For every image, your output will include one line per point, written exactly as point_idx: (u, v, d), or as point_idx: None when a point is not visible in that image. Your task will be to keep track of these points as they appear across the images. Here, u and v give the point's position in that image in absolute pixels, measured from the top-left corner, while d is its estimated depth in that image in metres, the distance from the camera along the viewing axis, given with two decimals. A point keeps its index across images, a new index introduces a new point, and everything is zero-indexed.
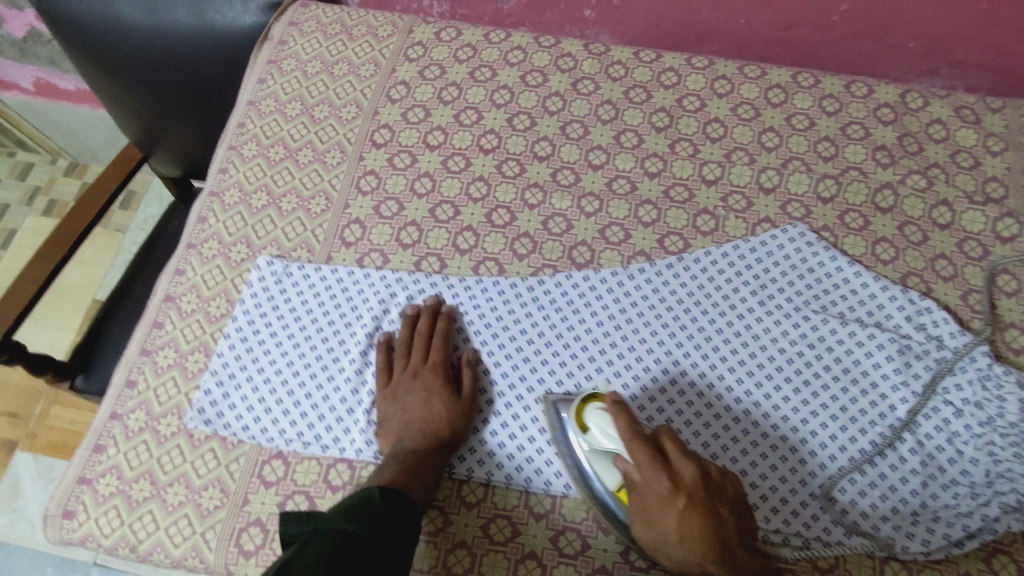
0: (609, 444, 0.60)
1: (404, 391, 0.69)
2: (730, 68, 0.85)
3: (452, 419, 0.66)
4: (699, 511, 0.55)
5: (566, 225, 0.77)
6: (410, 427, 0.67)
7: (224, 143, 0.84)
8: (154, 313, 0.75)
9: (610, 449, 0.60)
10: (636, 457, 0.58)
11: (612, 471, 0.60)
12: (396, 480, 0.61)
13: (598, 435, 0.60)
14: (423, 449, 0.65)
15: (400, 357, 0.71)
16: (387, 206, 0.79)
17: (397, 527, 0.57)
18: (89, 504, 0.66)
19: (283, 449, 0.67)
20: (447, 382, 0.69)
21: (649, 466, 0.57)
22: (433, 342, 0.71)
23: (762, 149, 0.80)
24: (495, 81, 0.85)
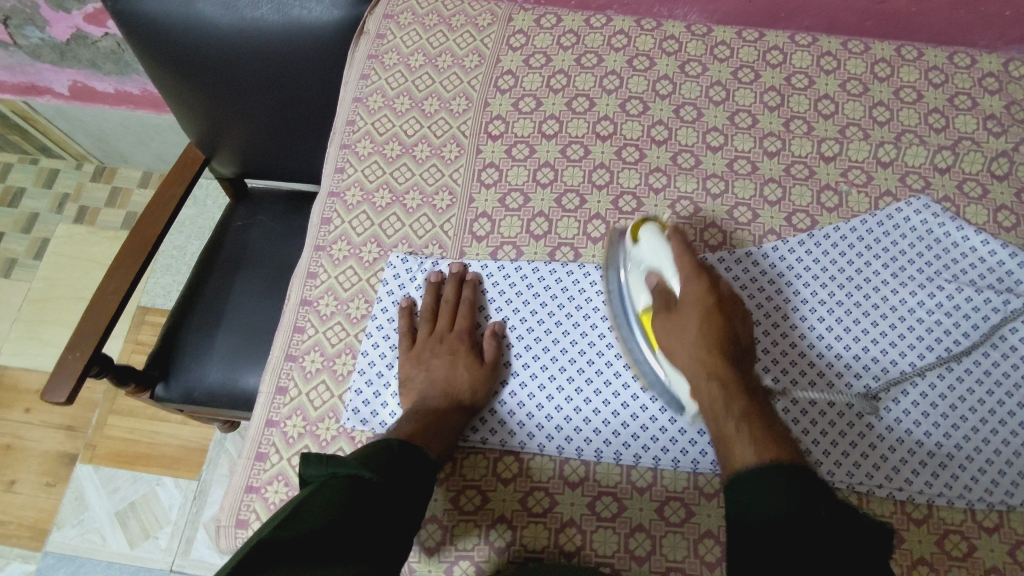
0: (651, 261, 0.66)
1: (429, 353, 0.71)
2: (834, 44, 0.86)
3: (475, 384, 0.68)
4: (722, 315, 0.63)
5: (693, 208, 0.78)
6: (433, 388, 0.68)
7: (335, 141, 0.83)
8: (293, 318, 0.74)
9: (651, 264, 0.66)
10: (679, 268, 0.64)
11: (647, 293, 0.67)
12: (415, 436, 0.63)
13: (644, 248, 0.67)
14: (442, 408, 0.67)
15: (425, 322, 0.72)
16: (513, 198, 0.79)
17: (412, 472, 0.60)
18: (261, 511, 0.66)
19: (348, 419, 0.69)
20: (472, 347, 0.71)
21: (687, 274, 0.64)
22: (460, 310, 0.73)
23: (874, 123, 0.81)
24: (603, 67, 0.85)
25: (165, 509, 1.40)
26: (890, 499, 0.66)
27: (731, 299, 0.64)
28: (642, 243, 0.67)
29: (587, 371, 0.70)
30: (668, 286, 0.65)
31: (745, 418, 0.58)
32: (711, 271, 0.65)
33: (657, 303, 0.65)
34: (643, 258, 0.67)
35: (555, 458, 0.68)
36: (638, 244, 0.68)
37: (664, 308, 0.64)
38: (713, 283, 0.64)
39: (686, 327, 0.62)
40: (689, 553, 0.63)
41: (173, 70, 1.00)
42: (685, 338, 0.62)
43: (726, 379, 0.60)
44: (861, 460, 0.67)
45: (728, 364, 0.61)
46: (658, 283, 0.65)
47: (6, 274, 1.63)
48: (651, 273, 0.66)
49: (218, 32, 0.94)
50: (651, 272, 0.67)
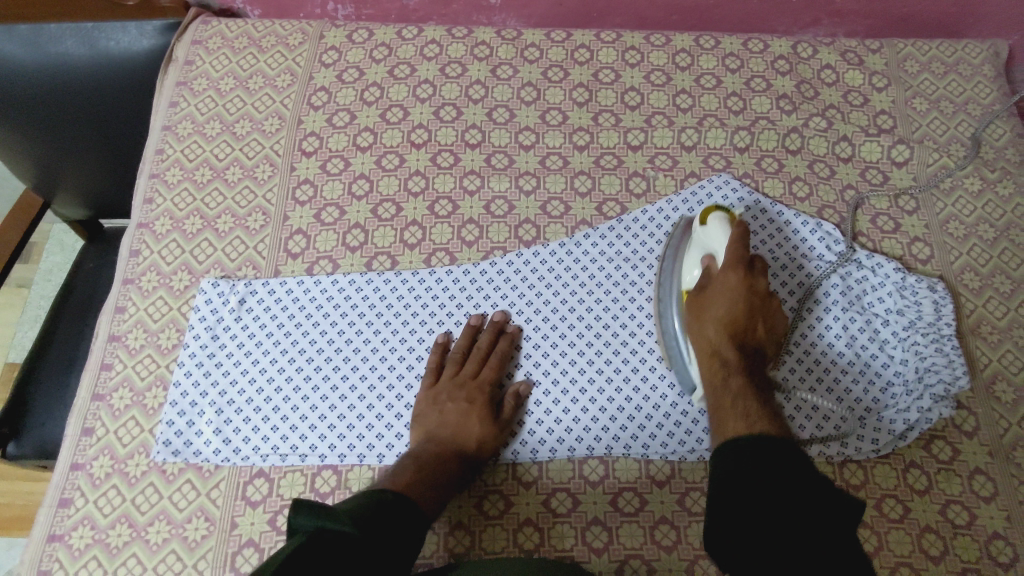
0: (709, 246, 0.70)
1: (445, 397, 0.68)
2: (637, 39, 0.89)
3: (486, 436, 0.66)
4: (750, 317, 0.66)
5: (508, 206, 0.79)
6: (443, 433, 0.66)
7: (144, 171, 0.81)
8: (100, 355, 0.71)
9: (708, 245, 0.70)
10: (729, 253, 0.67)
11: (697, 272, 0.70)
12: (411, 488, 0.60)
13: (708, 233, 0.70)
14: (445, 455, 0.64)
15: (453, 365, 0.70)
16: (329, 212, 0.78)
17: (405, 528, 0.56)
18: (65, 560, 0.63)
19: (163, 454, 0.67)
20: (490, 402, 0.68)
21: (730, 262, 0.67)
22: (490, 360, 0.71)
23: (677, 111, 0.85)
24: (415, 77, 0.86)
25: None
26: (703, 463, 0.67)
27: (766, 297, 0.67)
28: (708, 229, 0.70)
29: (406, 377, 0.71)
30: (713, 267, 0.69)
31: (743, 392, 0.61)
32: (758, 268, 0.68)
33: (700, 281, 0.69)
34: (703, 237, 0.70)
35: (374, 466, 0.67)
36: (706, 226, 0.70)
37: (697, 295, 0.68)
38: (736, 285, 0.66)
39: (709, 310, 0.67)
40: (508, 543, 0.64)
41: None
42: (705, 333, 0.66)
43: (731, 362, 0.64)
44: (675, 430, 0.69)
45: (738, 352, 0.65)
46: (708, 266, 0.69)
47: None
48: (705, 254, 0.70)
49: (23, 70, 0.91)
50: (706, 253, 0.70)
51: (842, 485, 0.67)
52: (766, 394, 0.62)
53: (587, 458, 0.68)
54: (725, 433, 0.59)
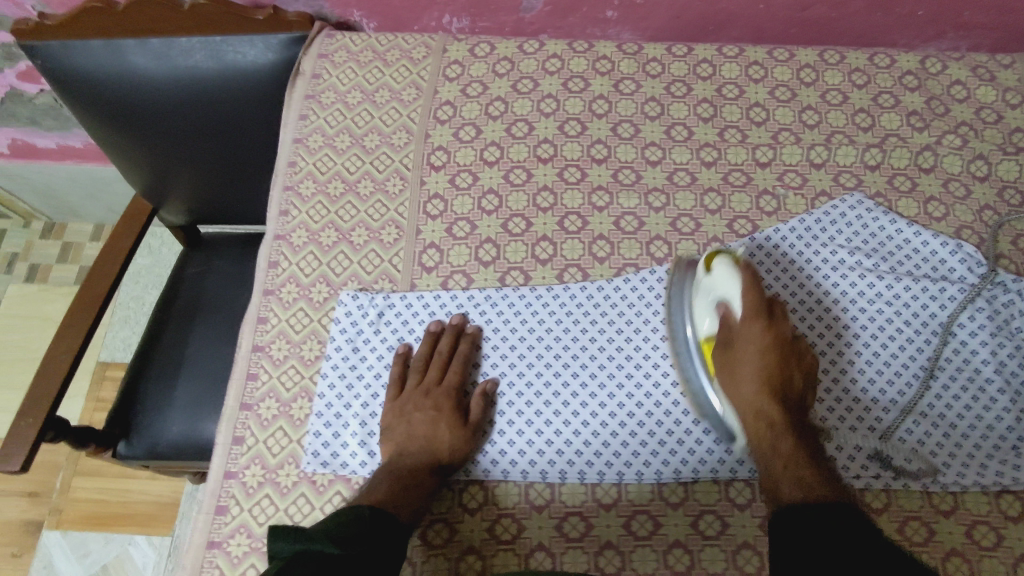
0: (719, 292, 0.67)
1: (412, 406, 0.69)
2: (760, 53, 0.88)
3: (455, 442, 0.67)
4: (779, 356, 0.65)
5: (638, 223, 0.79)
6: (411, 443, 0.68)
7: (277, 184, 0.82)
8: (245, 364, 0.73)
9: (720, 295, 0.66)
10: (745, 301, 0.64)
11: (711, 321, 0.68)
12: (386, 501, 0.63)
13: (715, 279, 0.67)
14: (419, 466, 0.66)
15: (415, 373, 0.71)
16: (460, 227, 0.79)
17: (386, 542, 0.60)
18: (225, 567, 0.65)
19: (312, 465, 0.68)
20: (458, 406, 0.70)
21: (751, 314, 0.64)
22: (452, 364, 0.72)
23: (805, 127, 0.84)
24: (539, 91, 0.86)
25: (141, 568, 1.39)
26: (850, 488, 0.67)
27: (792, 340, 0.66)
28: (714, 274, 0.67)
29: (545, 394, 0.71)
30: (732, 317, 0.66)
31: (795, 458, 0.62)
32: (777, 309, 0.66)
33: (719, 336, 0.67)
34: (714, 284, 0.67)
35: (521, 483, 0.68)
36: (712, 273, 0.67)
37: (722, 346, 0.66)
38: (764, 333, 0.65)
39: (740, 362, 0.65)
40: (659, 565, 0.64)
41: (109, 124, 0.99)
42: (743, 389, 0.65)
43: (777, 422, 0.64)
44: None
45: (778, 405, 0.65)
46: (724, 313, 0.66)
47: None
48: (718, 303, 0.67)
49: (151, 82, 0.93)
50: (721, 302, 0.67)
51: (999, 516, 0.66)
52: (816, 453, 0.63)
53: (731, 481, 0.68)
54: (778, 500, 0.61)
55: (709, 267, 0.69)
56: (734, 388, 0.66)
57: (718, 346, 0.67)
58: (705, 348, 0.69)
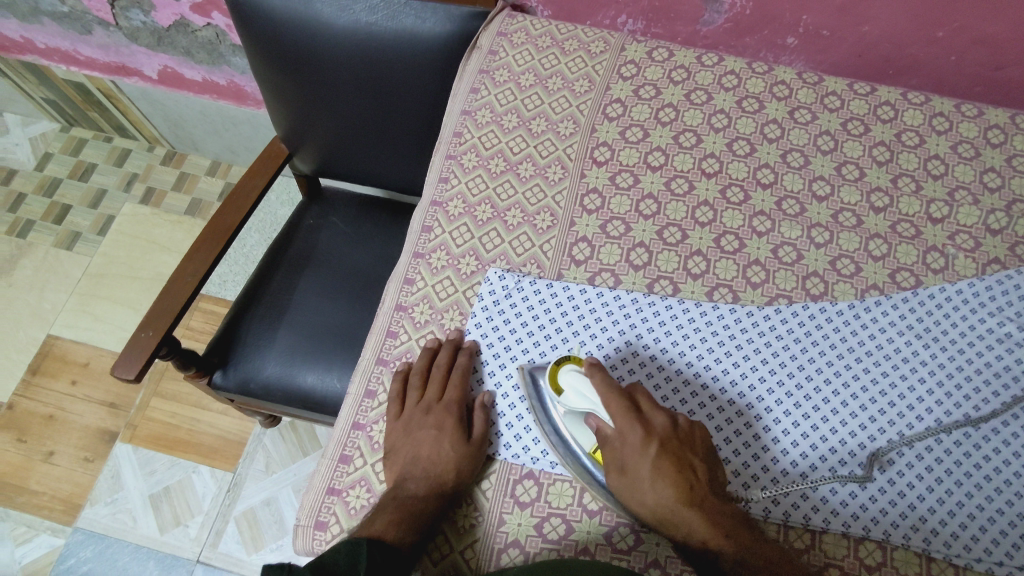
0: (584, 405, 0.63)
1: (415, 426, 0.67)
2: (947, 105, 0.86)
3: (459, 460, 0.64)
4: (670, 455, 0.60)
5: (797, 255, 0.77)
6: (416, 464, 0.65)
7: (441, 151, 0.85)
8: (387, 322, 0.75)
9: (585, 408, 0.64)
10: (611, 411, 0.62)
11: (589, 434, 0.65)
12: (390, 532, 0.60)
13: (571, 396, 0.63)
14: (422, 489, 0.63)
15: (415, 389, 0.69)
16: (614, 226, 0.78)
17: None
18: (342, 515, 0.65)
19: None
20: (460, 423, 0.67)
21: (619, 416, 0.61)
22: (452, 378, 0.69)
23: (985, 189, 0.80)
24: (711, 105, 0.86)
25: (199, 498, 1.42)
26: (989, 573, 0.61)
27: (672, 430, 0.62)
28: (566, 390, 0.64)
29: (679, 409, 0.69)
30: (605, 427, 0.63)
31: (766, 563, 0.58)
32: (641, 400, 0.64)
33: (603, 452, 0.62)
34: (574, 405, 0.64)
35: None
36: (562, 390, 0.64)
37: (615, 465, 0.61)
38: (650, 431, 0.61)
39: (640, 480, 0.60)
40: None
41: (271, 63, 1.00)
42: (643, 492, 0.60)
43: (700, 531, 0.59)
44: (958, 530, 0.62)
45: (695, 512, 0.59)
46: (597, 425, 0.63)
47: (69, 246, 1.69)
48: (588, 417, 0.64)
49: (327, 32, 0.94)
50: (590, 414, 0.64)
51: None
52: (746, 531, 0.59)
53: (862, 539, 0.63)
54: None
55: (557, 383, 0.65)
56: (636, 494, 0.60)
57: (607, 465, 0.62)
58: (597, 455, 0.64)
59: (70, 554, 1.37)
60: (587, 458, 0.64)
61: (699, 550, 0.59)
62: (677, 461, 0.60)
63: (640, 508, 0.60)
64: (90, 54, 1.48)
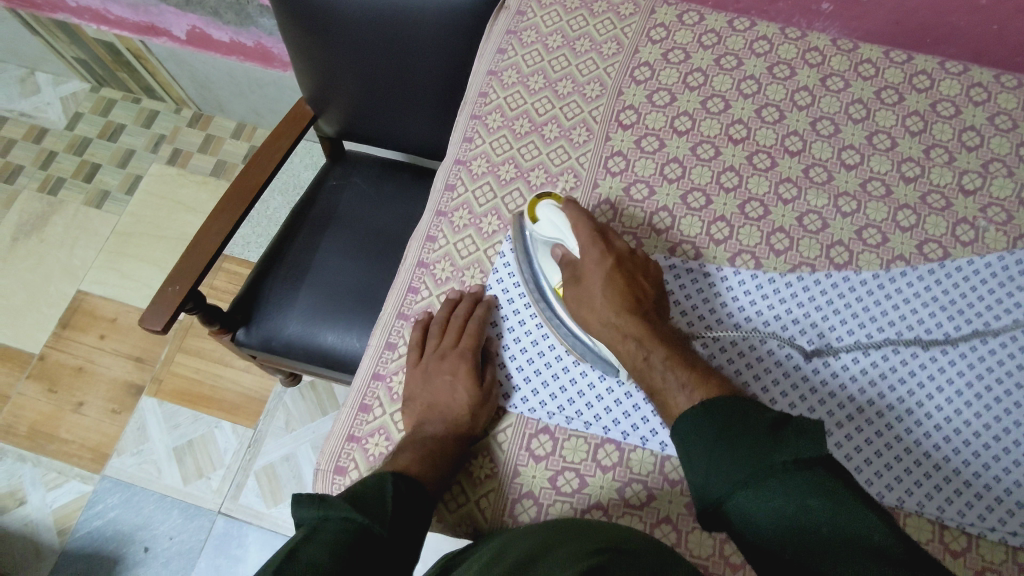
0: (553, 234, 0.71)
1: (432, 372, 0.69)
2: (986, 75, 0.83)
3: (475, 406, 0.65)
4: (625, 275, 0.67)
5: (822, 223, 0.76)
6: (433, 411, 0.67)
7: (466, 111, 0.85)
8: (408, 278, 0.76)
9: (555, 237, 0.71)
10: (578, 238, 0.69)
11: (557, 267, 0.71)
12: (410, 469, 0.61)
13: (545, 225, 0.71)
14: (440, 435, 0.64)
15: (433, 337, 0.70)
16: (638, 189, 0.78)
17: (408, 516, 0.59)
18: (361, 462, 0.66)
19: None
20: (475, 370, 0.68)
21: (586, 243, 0.68)
22: (468, 326, 0.69)
23: (1021, 162, 0.78)
24: (741, 70, 0.85)
25: (221, 452, 1.46)
26: (1002, 543, 0.61)
27: (631, 257, 0.69)
28: (542, 219, 0.71)
29: None
30: (572, 254, 0.70)
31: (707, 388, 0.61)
32: (609, 234, 0.70)
33: (566, 276, 0.69)
34: (546, 232, 0.71)
35: (658, 454, 0.66)
36: (539, 221, 0.71)
37: (571, 279, 0.68)
38: (610, 248, 0.68)
39: (593, 295, 0.67)
40: None
41: (299, 23, 1.00)
42: (594, 306, 0.67)
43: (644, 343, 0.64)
44: (972, 501, 0.62)
45: (640, 323, 0.65)
46: (563, 252, 0.70)
47: (98, 204, 1.73)
48: (557, 245, 0.71)
49: None
50: (559, 242, 0.71)
51: None
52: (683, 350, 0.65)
53: (875, 504, 0.63)
54: (671, 413, 0.62)
55: (535, 215, 0.72)
56: (587, 311, 0.67)
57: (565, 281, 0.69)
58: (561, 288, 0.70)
59: (98, 500, 1.43)
60: (551, 287, 0.71)
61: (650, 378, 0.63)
62: (628, 281, 0.67)
63: (591, 324, 0.67)
64: (120, 14, 1.50)
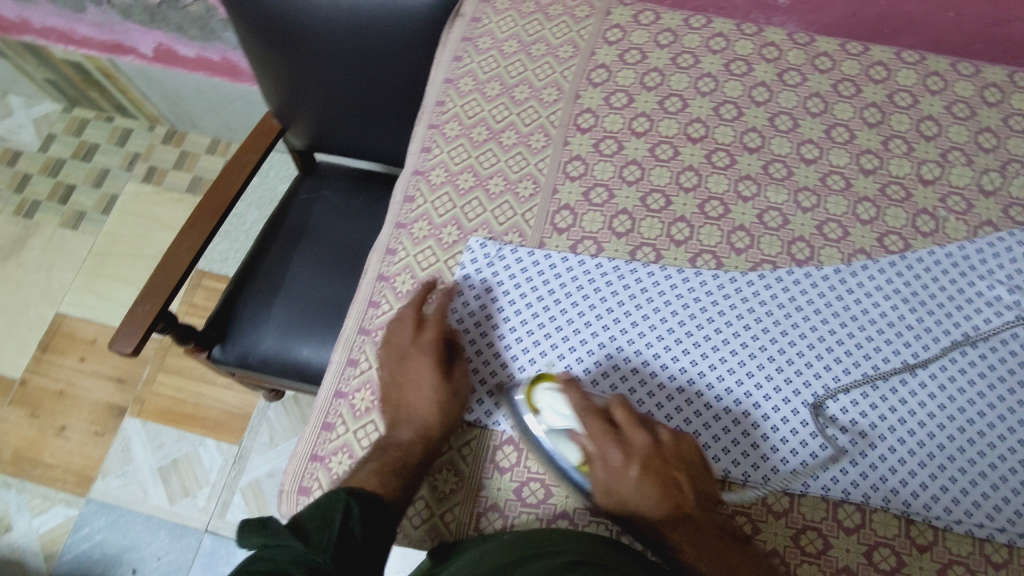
0: (562, 424, 0.61)
1: (392, 370, 0.68)
2: (942, 64, 0.83)
3: (439, 404, 0.65)
4: (655, 476, 0.58)
5: (782, 220, 0.76)
6: (400, 410, 0.66)
7: (423, 121, 0.84)
8: (369, 291, 0.75)
9: (564, 426, 0.61)
10: (588, 430, 0.60)
11: (576, 450, 0.61)
12: (378, 477, 0.61)
13: (549, 415, 0.62)
14: (415, 438, 0.64)
15: (394, 333, 0.70)
16: (597, 193, 0.78)
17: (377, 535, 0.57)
18: (325, 481, 0.66)
19: None
20: (441, 366, 0.67)
21: (597, 439, 0.59)
22: (428, 323, 0.69)
23: (979, 150, 0.78)
24: (698, 69, 0.84)
25: (206, 470, 1.46)
26: (968, 535, 0.61)
27: (662, 450, 0.59)
28: (541, 409, 0.62)
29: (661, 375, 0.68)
30: (585, 446, 0.60)
31: None
32: (622, 412, 0.60)
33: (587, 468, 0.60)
34: (555, 425, 0.62)
35: None
36: (539, 411, 0.63)
37: (599, 485, 0.59)
38: (630, 449, 0.59)
39: (625, 500, 0.58)
40: None
41: (260, 39, 0.99)
42: (626, 510, 0.59)
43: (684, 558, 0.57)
44: (939, 494, 0.62)
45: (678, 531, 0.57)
46: (576, 441, 0.61)
47: (74, 226, 1.72)
48: (571, 435, 0.61)
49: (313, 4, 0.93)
50: (570, 433, 0.61)
51: None
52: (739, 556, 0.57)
53: (842, 501, 0.62)
54: None
55: (534, 404, 0.63)
56: (619, 503, 0.59)
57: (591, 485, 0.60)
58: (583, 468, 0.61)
59: (84, 524, 1.42)
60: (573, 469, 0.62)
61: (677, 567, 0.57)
62: (660, 484, 0.58)
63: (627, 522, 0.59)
64: (85, 33, 1.49)
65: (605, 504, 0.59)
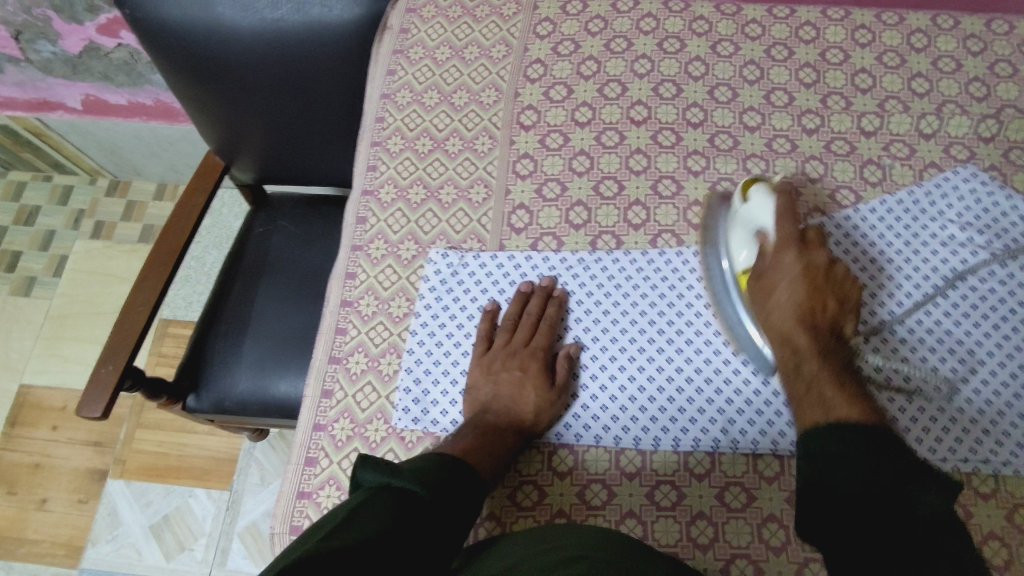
0: (755, 220, 0.66)
1: (500, 366, 0.68)
2: (867, 16, 0.85)
3: (541, 404, 0.65)
4: (812, 283, 0.62)
5: (735, 189, 0.76)
6: (496, 403, 0.66)
7: (366, 139, 0.83)
8: (334, 319, 0.74)
9: (757, 223, 0.66)
10: (781, 228, 0.65)
11: (750, 249, 0.66)
12: (473, 457, 0.61)
13: (751, 206, 0.67)
14: (502, 425, 0.64)
15: (505, 332, 0.70)
16: (550, 187, 0.77)
17: (466, 498, 0.58)
18: (315, 517, 0.64)
19: (401, 423, 0.67)
20: (545, 367, 0.67)
21: (780, 242, 0.64)
22: (541, 326, 0.69)
23: (914, 95, 0.80)
24: (632, 51, 0.84)
25: (200, 520, 1.42)
26: (956, 472, 0.62)
27: (829, 269, 0.63)
28: (751, 202, 0.67)
29: (639, 360, 0.68)
30: (768, 244, 0.65)
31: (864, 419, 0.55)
32: (812, 236, 0.65)
33: (752, 265, 0.65)
34: (751, 215, 0.66)
35: (612, 449, 0.65)
36: (749, 200, 0.67)
37: (753, 275, 0.65)
38: (810, 257, 0.64)
39: (772, 287, 0.63)
40: (754, 539, 0.60)
41: (187, 75, 0.96)
42: (768, 300, 0.63)
43: (801, 350, 0.61)
44: (922, 436, 0.63)
45: (810, 332, 0.61)
46: (761, 240, 0.65)
47: (27, 292, 1.66)
48: (757, 232, 0.66)
49: (236, 35, 0.91)
50: (757, 231, 0.66)
51: None
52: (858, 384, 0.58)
53: None
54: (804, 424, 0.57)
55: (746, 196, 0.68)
56: (760, 291, 0.64)
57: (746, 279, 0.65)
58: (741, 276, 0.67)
59: None
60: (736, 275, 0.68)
61: (801, 387, 0.59)
62: (813, 284, 0.62)
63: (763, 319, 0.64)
64: (8, 94, 1.45)
65: (753, 295, 0.64)
